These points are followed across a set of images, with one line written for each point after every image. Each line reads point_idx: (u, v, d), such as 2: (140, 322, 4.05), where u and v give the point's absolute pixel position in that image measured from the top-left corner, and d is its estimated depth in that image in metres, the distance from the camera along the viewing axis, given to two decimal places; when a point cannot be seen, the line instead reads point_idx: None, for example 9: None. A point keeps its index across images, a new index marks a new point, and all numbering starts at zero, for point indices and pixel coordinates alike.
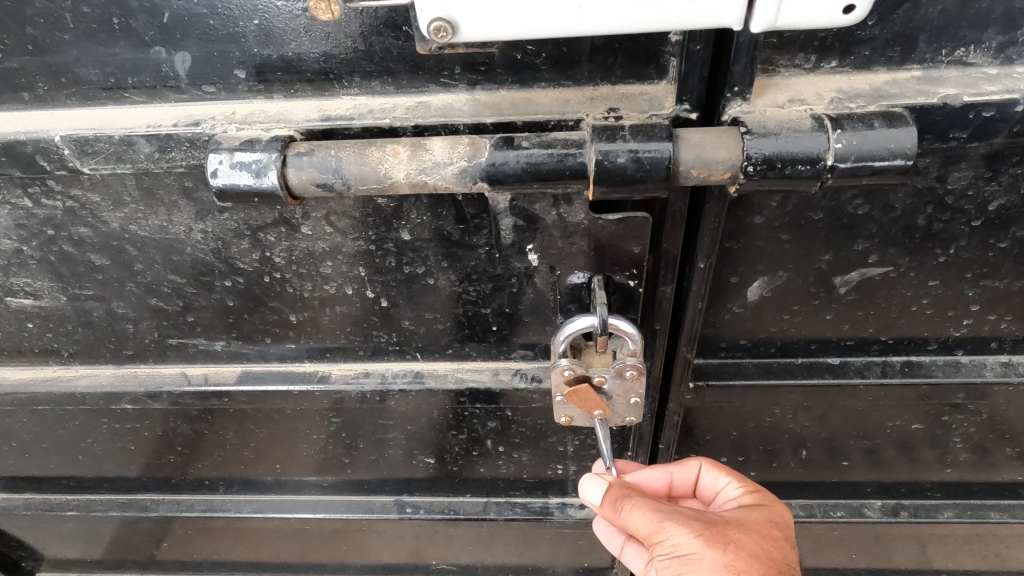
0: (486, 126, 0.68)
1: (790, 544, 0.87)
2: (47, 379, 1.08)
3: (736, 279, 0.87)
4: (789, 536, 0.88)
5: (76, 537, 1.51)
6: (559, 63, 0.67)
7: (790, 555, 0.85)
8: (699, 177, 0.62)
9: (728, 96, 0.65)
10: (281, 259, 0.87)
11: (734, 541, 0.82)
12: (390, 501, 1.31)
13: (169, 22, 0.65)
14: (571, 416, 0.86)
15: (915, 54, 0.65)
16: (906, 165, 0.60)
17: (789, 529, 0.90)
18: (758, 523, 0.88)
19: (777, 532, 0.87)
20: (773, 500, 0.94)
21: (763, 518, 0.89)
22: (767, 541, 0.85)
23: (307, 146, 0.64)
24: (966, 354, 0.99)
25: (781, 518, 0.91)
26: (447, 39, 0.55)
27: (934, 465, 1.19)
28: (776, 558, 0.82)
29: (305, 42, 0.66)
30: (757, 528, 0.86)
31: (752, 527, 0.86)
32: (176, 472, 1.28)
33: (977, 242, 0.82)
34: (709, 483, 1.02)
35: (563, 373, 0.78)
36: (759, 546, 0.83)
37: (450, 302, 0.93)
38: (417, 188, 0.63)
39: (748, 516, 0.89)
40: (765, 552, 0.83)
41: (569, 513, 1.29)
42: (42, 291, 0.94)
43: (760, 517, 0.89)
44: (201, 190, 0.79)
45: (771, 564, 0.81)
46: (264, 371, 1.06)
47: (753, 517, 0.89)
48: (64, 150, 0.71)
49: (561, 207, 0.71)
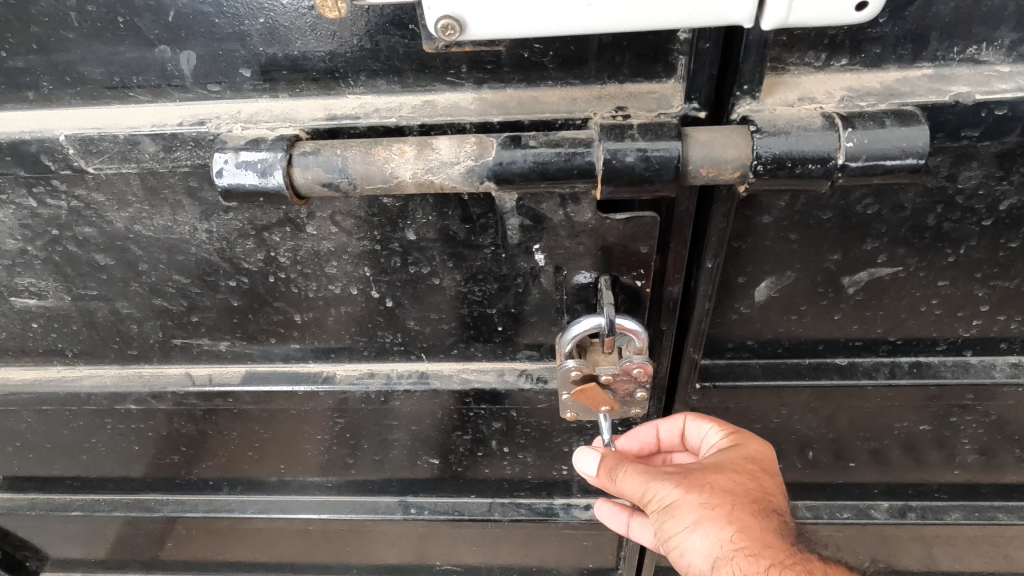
0: (493, 125, 0.68)
1: (770, 475, 0.87)
2: (51, 379, 1.08)
3: (744, 279, 0.87)
4: (769, 464, 0.89)
5: (80, 537, 1.51)
6: (566, 61, 0.67)
7: (769, 484, 0.86)
8: (708, 176, 0.62)
9: (737, 94, 0.64)
10: (286, 258, 0.86)
11: (714, 479, 0.84)
12: (394, 502, 1.31)
13: (174, 20, 0.65)
14: (577, 413, 0.86)
15: (927, 52, 0.65)
16: (918, 164, 0.60)
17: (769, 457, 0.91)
18: (736, 458, 0.88)
19: (756, 463, 0.88)
20: (751, 435, 0.94)
21: (741, 452, 0.90)
22: (746, 476, 0.85)
23: (312, 145, 0.63)
24: (975, 354, 0.98)
25: (761, 448, 0.91)
26: (455, 37, 0.54)
27: (942, 466, 1.18)
28: (753, 491, 0.84)
29: (311, 40, 0.66)
30: (736, 463, 0.87)
31: (730, 465, 0.87)
32: (180, 472, 1.28)
33: (987, 242, 0.81)
34: (694, 434, 1.01)
35: (570, 373, 0.78)
36: (738, 482, 0.84)
37: (456, 302, 0.92)
38: (424, 187, 0.63)
39: (727, 454, 0.89)
40: (744, 484, 0.84)
41: (574, 513, 1.29)
42: (46, 291, 0.93)
43: (738, 453, 0.89)
44: (206, 190, 0.79)
45: (750, 496, 0.83)
46: (268, 371, 1.06)
47: (730, 455, 0.89)
48: (69, 150, 0.70)
49: (568, 206, 0.70)
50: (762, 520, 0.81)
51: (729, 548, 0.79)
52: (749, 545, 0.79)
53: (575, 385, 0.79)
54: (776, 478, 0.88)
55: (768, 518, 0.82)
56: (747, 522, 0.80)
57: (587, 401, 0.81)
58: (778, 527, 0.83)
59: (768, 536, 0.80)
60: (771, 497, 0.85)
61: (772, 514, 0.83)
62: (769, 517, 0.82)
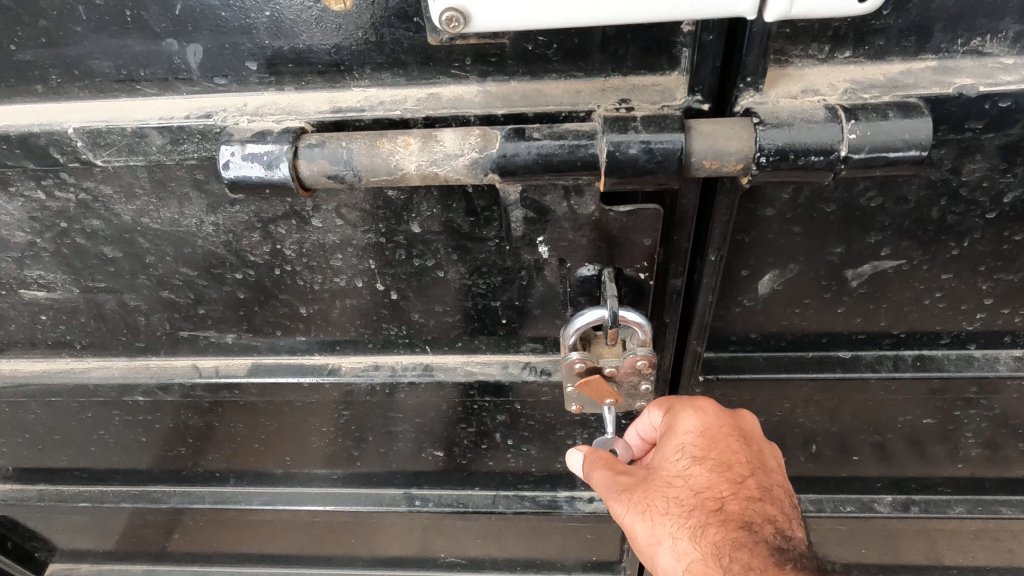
0: (497, 117, 0.68)
1: (713, 473, 0.84)
2: (60, 371, 1.09)
3: (747, 272, 0.87)
4: (720, 451, 0.85)
5: (88, 528, 1.52)
6: (570, 53, 0.67)
7: (713, 487, 0.83)
8: (711, 168, 0.62)
9: (740, 86, 0.65)
10: (292, 251, 0.87)
11: (659, 499, 0.82)
12: (399, 494, 1.32)
13: (181, 14, 0.65)
14: (582, 407, 0.86)
15: (931, 44, 0.65)
16: (921, 156, 0.60)
17: (723, 436, 0.87)
18: (682, 455, 0.85)
19: (703, 462, 0.85)
20: (689, 416, 0.87)
21: (685, 445, 0.85)
22: (685, 485, 0.83)
23: (318, 137, 0.64)
24: (979, 347, 0.98)
25: (707, 430, 0.86)
26: (459, 29, 0.55)
27: (945, 460, 1.18)
28: (696, 503, 0.82)
29: (317, 33, 0.66)
30: (681, 470, 0.84)
31: (669, 474, 0.84)
32: (187, 463, 1.29)
33: (991, 235, 0.81)
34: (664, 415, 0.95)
35: (574, 366, 0.78)
36: (679, 497, 0.83)
37: (460, 295, 0.93)
38: (428, 179, 0.63)
39: (671, 448, 0.86)
40: (693, 497, 0.83)
41: (578, 506, 1.30)
42: (55, 283, 0.95)
43: (676, 450, 0.85)
44: (212, 183, 0.79)
45: (700, 513, 0.82)
46: (274, 364, 1.07)
47: (671, 455, 0.86)
48: (78, 143, 0.71)
49: (572, 198, 0.70)
50: (718, 535, 0.81)
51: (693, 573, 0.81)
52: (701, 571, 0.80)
53: (577, 377, 0.80)
54: (723, 471, 0.85)
55: (726, 530, 0.81)
56: (692, 549, 0.80)
57: (592, 396, 0.82)
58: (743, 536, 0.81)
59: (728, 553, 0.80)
60: (720, 504, 0.83)
61: (724, 524, 0.81)
62: (726, 528, 0.81)
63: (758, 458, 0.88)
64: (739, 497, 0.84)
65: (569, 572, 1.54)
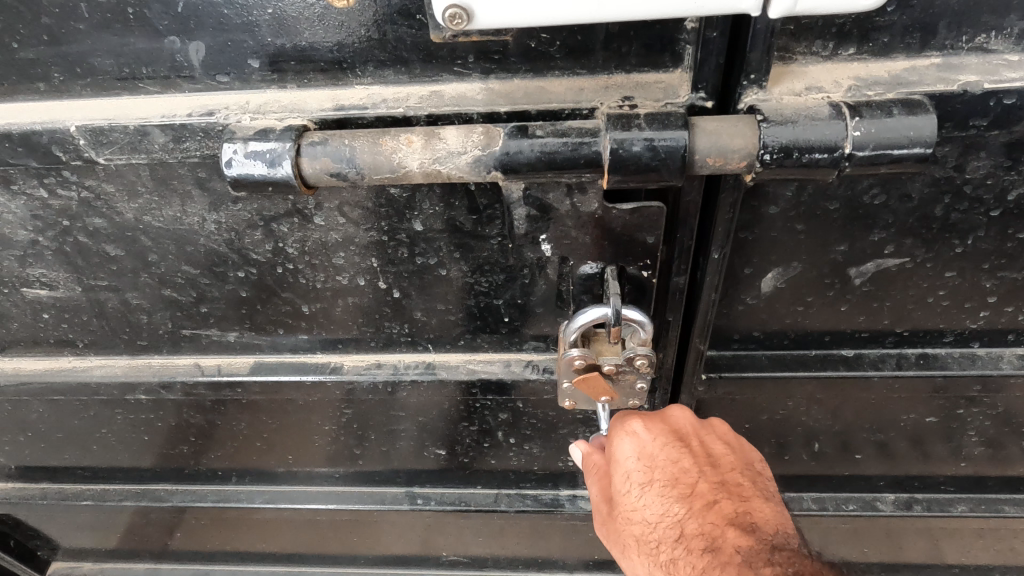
0: (500, 114, 0.68)
1: (664, 496, 0.85)
2: (62, 369, 1.09)
3: (750, 270, 0.87)
4: (665, 471, 0.85)
5: (90, 526, 1.53)
6: (573, 51, 0.67)
7: (668, 510, 0.84)
8: (714, 165, 0.62)
9: (744, 84, 0.65)
10: (294, 249, 0.87)
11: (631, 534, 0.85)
12: (402, 492, 1.32)
13: (183, 11, 0.65)
14: (577, 403, 0.86)
15: (935, 40, 0.65)
16: (925, 153, 0.60)
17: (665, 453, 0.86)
18: (632, 486, 0.85)
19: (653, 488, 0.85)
20: (624, 443, 0.85)
21: (631, 475, 0.84)
22: (643, 522, 0.84)
23: (321, 135, 0.64)
24: (982, 346, 0.98)
25: (647, 456, 0.85)
26: (463, 26, 0.54)
27: (948, 459, 1.18)
28: (658, 536, 0.84)
29: (319, 30, 0.66)
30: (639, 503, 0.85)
31: (627, 513, 0.85)
32: (189, 462, 1.29)
33: (995, 233, 0.81)
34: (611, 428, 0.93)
35: (574, 363, 0.78)
36: (643, 535, 0.84)
37: (462, 293, 0.93)
38: (431, 177, 0.63)
39: (619, 481, 0.85)
40: (658, 527, 0.84)
41: (580, 505, 1.30)
42: (57, 282, 0.95)
43: (624, 486, 0.85)
44: (215, 181, 0.79)
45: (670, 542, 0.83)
46: (277, 362, 1.06)
47: (621, 493, 0.85)
48: (80, 140, 0.71)
49: (575, 196, 0.70)
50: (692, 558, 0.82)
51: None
52: None
53: (577, 374, 0.79)
54: (671, 489, 0.85)
55: (697, 549, 0.82)
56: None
57: (588, 392, 0.82)
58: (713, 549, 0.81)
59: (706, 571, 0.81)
60: (679, 529, 0.83)
61: (688, 550, 0.82)
62: (694, 545, 0.82)
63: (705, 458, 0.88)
64: (699, 510, 0.85)
65: (571, 571, 1.54)
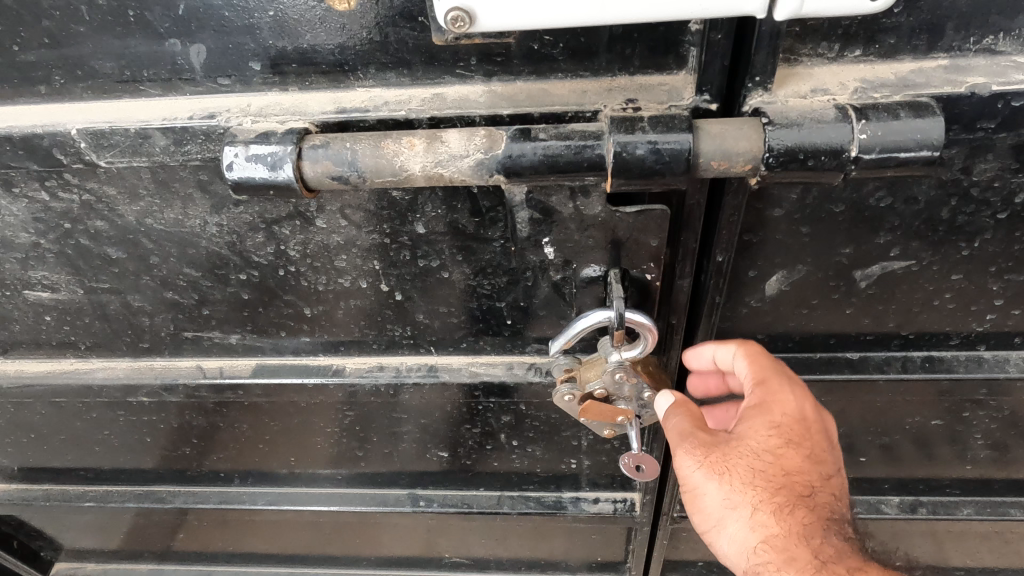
0: (502, 117, 0.68)
1: (798, 453, 0.84)
2: (64, 372, 1.09)
3: (754, 273, 0.86)
4: (800, 437, 0.84)
5: (93, 527, 1.53)
6: (577, 53, 0.66)
7: (796, 467, 0.84)
8: (719, 168, 0.61)
9: (748, 86, 0.64)
10: (296, 252, 0.87)
11: (746, 465, 0.81)
12: (404, 494, 1.32)
13: (184, 13, 0.65)
14: (614, 430, 0.91)
15: (942, 42, 0.64)
16: (933, 156, 0.59)
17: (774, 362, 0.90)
18: (775, 432, 0.84)
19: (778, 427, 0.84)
20: (779, 391, 0.85)
21: (779, 423, 0.84)
22: (771, 469, 0.82)
23: (322, 138, 0.63)
24: (989, 348, 0.97)
25: (786, 422, 0.84)
26: (465, 28, 0.54)
27: (954, 461, 1.17)
28: (775, 492, 0.82)
29: (321, 33, 0.66)
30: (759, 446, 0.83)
31: (758, 450, 0.82)
32: (192, 464, 1.29)
33: (1002, 235, 0.80)
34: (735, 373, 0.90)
35: (566, 398, 0.85)
36: (765, 480, 0.82)
37: (464, 296, 0.92)
38: (433, 180, 0.63)
39: (764, 423, 0.84)
40: (771, 471, 0.82)
41: (584, 507, 1.29)
42: (59, 284, 0.94)
43: (768, 431, 0.83)
44: (216, 183, 0.79)
45: (771, 496, 0.81)
46: (279, 364, 1.06)
47: (760, 432, 0.83)
48: (81, 143, 0.71)
49: (578, 199, 0.69)
50: (784, 526, 0.82)
51: (752, 553, 0.83)
52: (774, 559, 0.82)
53: (580, 405, 0.85)
54: (803, 451, 0.85)
55: (792, 518, 0.83)
56: (773, 539, 0.82)
57: (602, 418, 0.87)
58: (804, 528, 0.84)
59: (790, 545, 0.83)
60: (801, 487, 0.84)
61: (801, 514, 0.84)
62: (790, 517, 0.83)
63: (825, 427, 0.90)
64: (802, 481, 0.84)
65: (574, 573, 1.54)
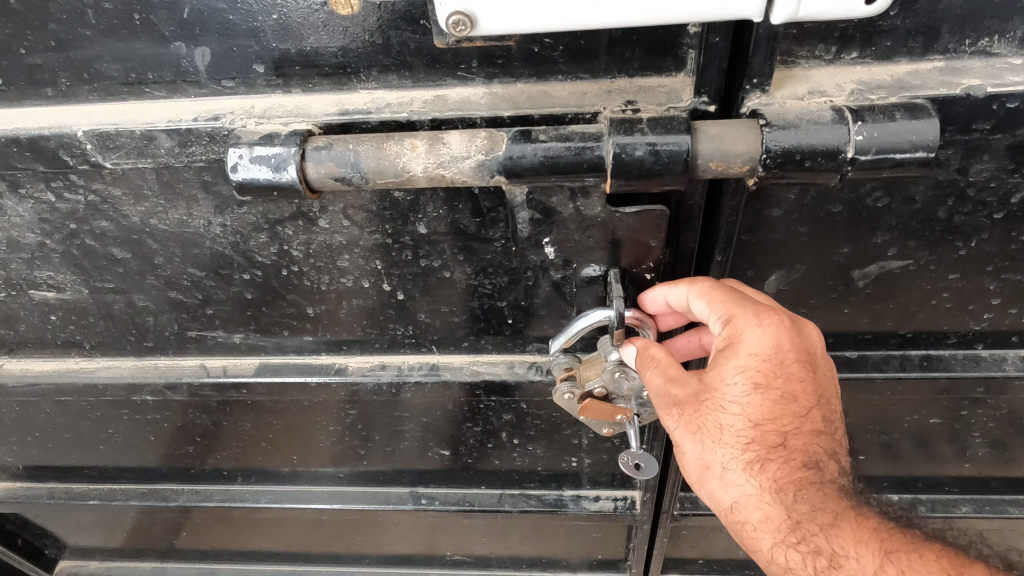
0: (503, 119, 0.69)
1: (773, 402, 0.77)
2: (70, 370, 1.10)
3: (753, 272, 0.87)
4: (773, 380, 0.77)
5: (97, 525, 1.54)
6: (576, 55, 0.67)
7: (770, 415, 0.77)
8: (717, 169, 0.62)
9: (746, 88, 0.65)
10: (299, 252, 0.87)
11: (712, 419, 0.76)
12: (406, 492, 1.33)
13: (189, 17, 0.65)
14: (614, 429, 0.92)
15: (938, 44, 0.65)
16: (929, 158, 0.60)
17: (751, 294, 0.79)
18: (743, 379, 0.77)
19: (749, 374, 0.77)
20: (751, 334, 0.76)
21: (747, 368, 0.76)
22: (740, 423, 0.77)
23: (325, 139, 0.64)
24: (986, 347, 0.98)
25: (759, 368, 0.76)
26: (466, 32, 0.55)
27: (952, 460, 1.18)
28: (745, 448, 0.77)
29: (324, 36, 0.67)
30: (728, 399, 0.77)
31: (726, 401, 0.77)
32: (195, 462, 1.30)
33: (998, 235, 0.80)
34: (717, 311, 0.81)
35: (565, 396, 0.86)
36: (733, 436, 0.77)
37: (466, 295, 0.93)
38: (435, 181, 0.64)
39: (732, 368, 0.77)
40: (740, 425, 0.77)
41: (584, 505, 1.30)
42: (65, 283, 0.95)
43: (737, 380, 0.77)
44: (220, 184, 0.80)
45: (740, 453, 0.77)
46: (282, 363, 1.07)
47: (729, 382, 0.77)
48: (87, 145, 0.72)
49: (578, 200, 0.70)
50: (759, 481, 0.77)
51: (729, 509, 0.80)
52: (750, 519, 0.79)
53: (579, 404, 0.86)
54: (779, 398, 0.77)
55: (766, 475, 0.78)
56: (747, 497, 0.78)
57: (601, 416, 0.87)
58: (784, 483, 0.78)
59: (768, 499, 0.78)
60: (778, 437, 0.78)
61: (781, 468, 0.78)
62: (765, 472, 0.78)
63: (818, 363, 0.80)
64: (778, 433, 0.78)
65: (574, 571, 1.55)
